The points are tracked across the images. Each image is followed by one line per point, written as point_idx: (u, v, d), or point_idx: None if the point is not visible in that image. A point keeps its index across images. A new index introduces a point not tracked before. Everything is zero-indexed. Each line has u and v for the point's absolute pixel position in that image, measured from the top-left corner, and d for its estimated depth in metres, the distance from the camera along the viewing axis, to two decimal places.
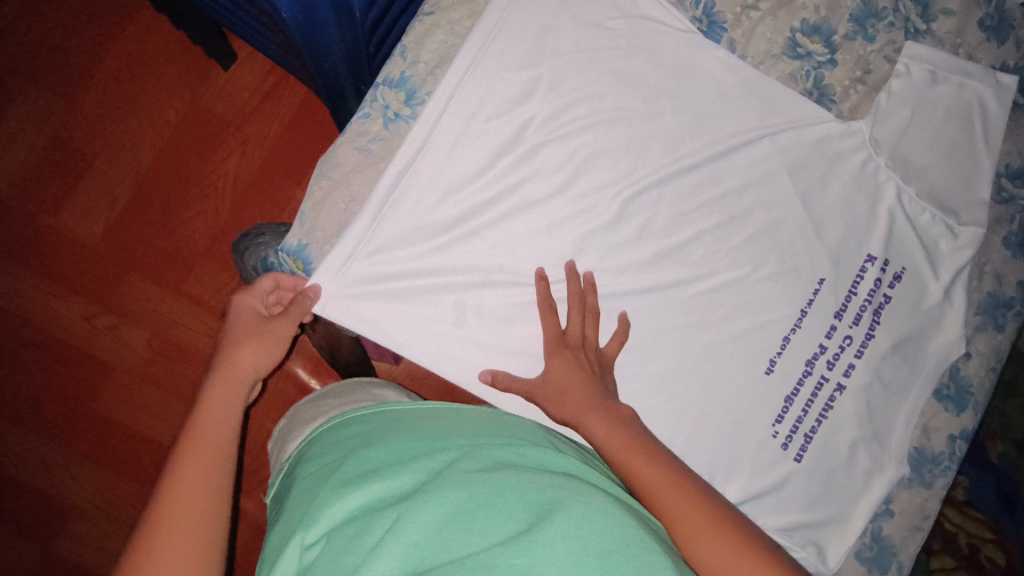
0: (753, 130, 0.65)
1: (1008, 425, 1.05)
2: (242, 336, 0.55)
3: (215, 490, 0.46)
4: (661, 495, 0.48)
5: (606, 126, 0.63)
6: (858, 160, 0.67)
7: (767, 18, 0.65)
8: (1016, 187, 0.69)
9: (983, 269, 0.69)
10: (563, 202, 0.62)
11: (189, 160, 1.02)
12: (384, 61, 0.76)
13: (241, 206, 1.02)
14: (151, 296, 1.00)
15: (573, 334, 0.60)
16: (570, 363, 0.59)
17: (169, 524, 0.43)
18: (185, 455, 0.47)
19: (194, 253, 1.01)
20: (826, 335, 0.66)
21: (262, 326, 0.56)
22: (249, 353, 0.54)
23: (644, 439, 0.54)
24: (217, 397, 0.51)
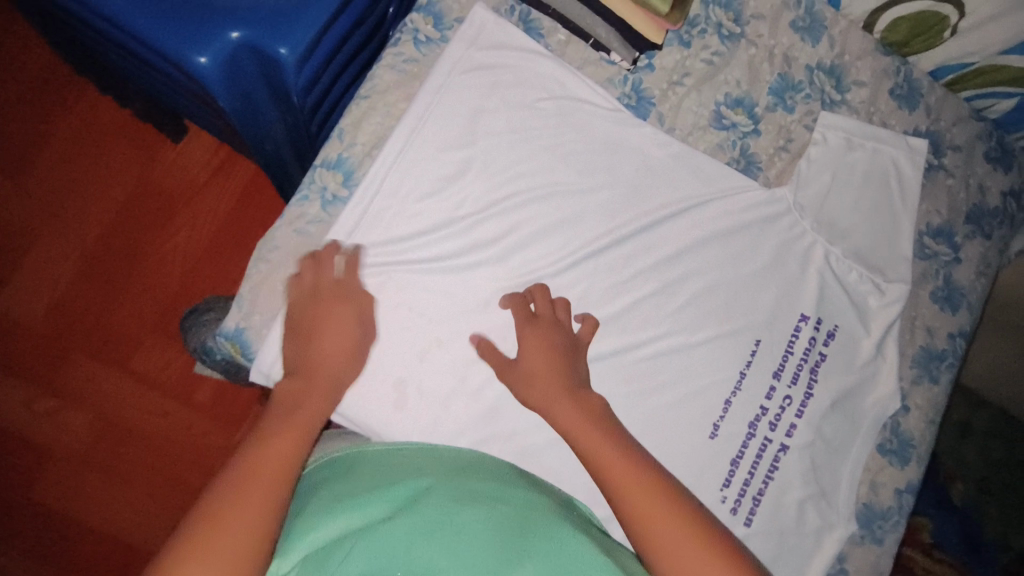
0: (682, 201, 0.68)
1: (963, 467, 1.08)
2: (335, 322, 0.57)
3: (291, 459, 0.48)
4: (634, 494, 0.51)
5: (541, 202, 0.64)
6: (784, 224, 0.70)
7: (692, 93, 0.69)
8: (937, 244, 0.73)
9: (915, 322, 0.72)
10: (504, 275, 0.64)
11: (139, 238, 1.01)
12: (328, 135, 0.78)
13: (193, 279, 1.01)
14: (98, 377, 0.98)
15: (545, 317, 0.62)
16: (542, 343, 0.60)
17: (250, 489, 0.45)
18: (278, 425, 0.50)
19: (140, 331, 0.99)
20: (766, 396, 0.67)
21: (338, 296, 0.58)
22: (333, 358, 0.56)
23: (625, 446, 0.55)
24: (315, 395, 0.54)
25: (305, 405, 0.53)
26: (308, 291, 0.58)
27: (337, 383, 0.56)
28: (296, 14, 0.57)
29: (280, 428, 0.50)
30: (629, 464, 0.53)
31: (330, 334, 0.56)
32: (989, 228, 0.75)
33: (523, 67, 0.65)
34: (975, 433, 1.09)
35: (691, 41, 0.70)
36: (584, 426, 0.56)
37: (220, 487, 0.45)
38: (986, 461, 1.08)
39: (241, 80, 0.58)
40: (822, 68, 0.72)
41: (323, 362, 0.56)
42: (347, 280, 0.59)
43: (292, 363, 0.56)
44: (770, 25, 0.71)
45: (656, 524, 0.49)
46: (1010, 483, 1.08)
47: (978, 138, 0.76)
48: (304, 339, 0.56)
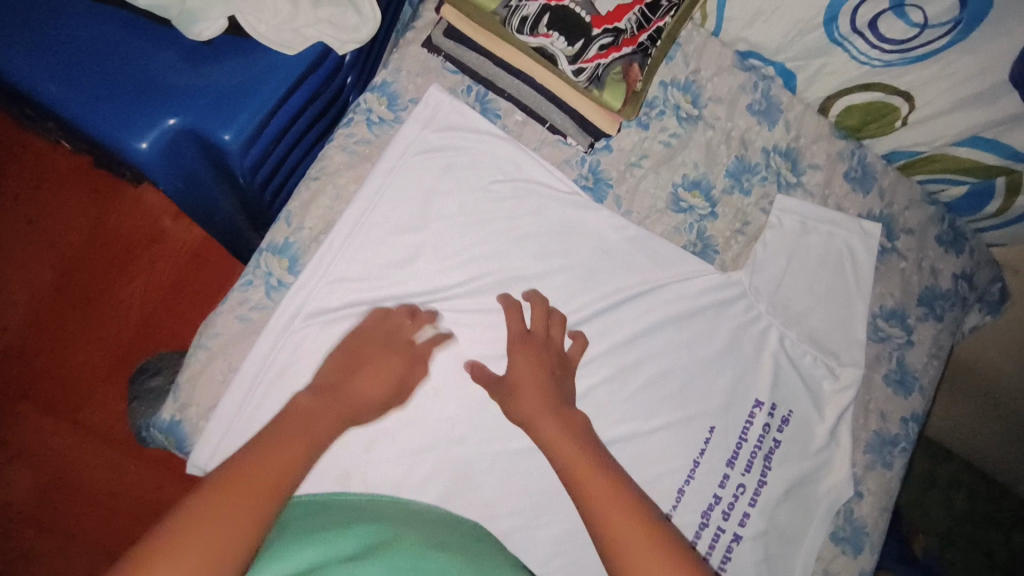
0: (636, 285, 0.67)
1: (927, 520, 1.08)
2: (379, 370, 0.57)
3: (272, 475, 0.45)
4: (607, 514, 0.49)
5: (495, 288, 0.63)
6: (739, 308, 0.70)
7: (649, 175, 0.69)
8: (890, 326, 0.74)
9: (868, 407, 0.72)
10: (456, 364, 0.63)
11: (91, 287, 0.98)
12: (285, 201, 0.76)
13: (144, 328, 0.97)
14: (40, 432, 0.93)
15: (538, 334, 0.62)
16: (532, 362, 0.59)
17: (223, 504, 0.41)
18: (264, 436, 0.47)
19: (87, 382, 0.94)
20: (720, 484, 0.66)
21: (394, 347, 0.58)
22: (376, 393, 0.56)
23: (605, 459, 0.54)
24: (329, 416, 0.52)
25: (320, 425, 0.50)
26: (386, 331, 0.59)
27: (353, 417, 0.54)
28: (241, 98, 0.56)
29: (262, 411, 0.48)
30: (602, 471, 0.52)
31: (367, 380, 0.56)
32: (942, 310, 0.76)
33: (479, 147, 0.64)
34: (940, 485, 1.10)
35: (649, 123, 0.70)
36: (562, 440, 0.55)
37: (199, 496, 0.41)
38: (951, 515, 1.08)
39: (185, 163, 0.57)
40: (779, 150, 0.73)
41: (353, 397, 0.54)
42: (412, 330, 0.60)
43: (323, 382, 0.55)
44: (728, 107, 0.72)
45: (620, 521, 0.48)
46: (973, 537, 1.08)
47: (931, 221, 0.77)
48: (350, 373, 0.56)
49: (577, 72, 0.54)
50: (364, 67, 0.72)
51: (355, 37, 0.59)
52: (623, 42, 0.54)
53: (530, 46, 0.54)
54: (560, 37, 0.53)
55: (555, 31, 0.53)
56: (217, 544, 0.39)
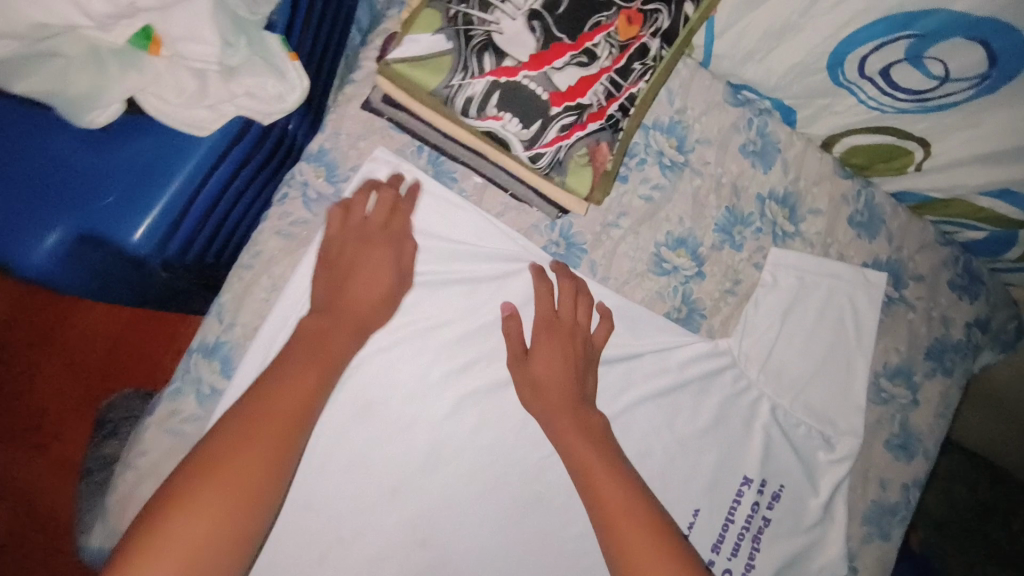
0: (613, 359, 0.61)
1: (924, 513, 1.02)
2: (369, 262, 0.52)
3: (295, 417, 0.44)
4: (624, 523, 0.48)
5: (460, 375, 0.59)
6: (727, 378, 0.64)
7: (628, 236, 0.62)
8: (894, 385, 0.68)
9: (867, 475, 0.67)
10: (415, 452, 0.58)
11: (40, 325, 0.86)
12: (235, 255, 0.65)
13: (109, 370, 0.87)
14: (9, 467, 0.85)
15: (566, 320, 0.57)
16: (557, 351, 0.56)
17: (236, 453, 0.41)
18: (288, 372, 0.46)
19: (56, 426, 0.86)
20: None
21: (370, 233, 0.53)
22: (375, 294, 0.52)
23: (615, 461, 0.52)
24: (340, 332, 0.50)
25: (333, 345, 0.49)
26: (356, 233, 0.53)
27: (366, 326, 0.52)
28: (148, 191, 0.47)
29: (301, 361, 0.47)
30: (615, 480, 0.50)
31: (359, 281, 0.52)
32: (951, 363, 0.70)
33: (427, 213, 0.58)
34: (940, 478, 1.03)
35: (628, 174, 0.62)
36: (575, 440, 0.53)
37: (211, 449, 0.41)
38: (947, 504, 1.02)
39: (94, 263, 0.48)
40: (775, 196, 0.65)
41: (353, 302, 0.52)
42: (377, 217, 0.54)
43: (324, 301, 0.51)
44: (718, 150, 0.64)
45: (636, 541, 0.47)
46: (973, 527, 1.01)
47: (944, 265, 0.69)
48: (342, 281, 0.52)
49: (534, 158, 0.46)
50: (311, 98, 0.61)
51: (279, 108, 0.50)
52: (588, 118, 0.46)
53: (479, 129, 0.46)
54: (512, 118, 0.45)
55: (506, 111, 0.45)
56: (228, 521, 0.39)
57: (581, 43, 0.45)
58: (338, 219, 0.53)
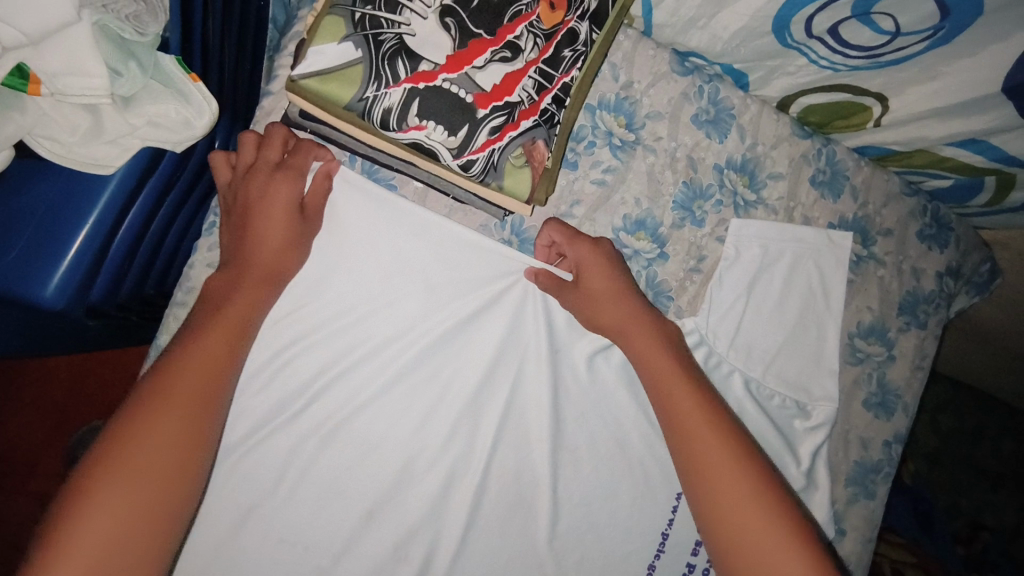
0: (582, 352, 0.59)
1: (914, 445, 1.02)
2: (271, 195, 0.48)
3: (204, 395, 0.41)
4: (703, 450, 0.48)
5: (425, 388, 0.56)
6: (699, 357, 0.62)
7: (584, 224, 0.59)
8: (869, 344, 0.67)
9: (848, 436, 0.66)
10: (381, 473, 0.55)
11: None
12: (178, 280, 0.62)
13: (64, 418, 0.84)
14: None
15: (601, 240, 0.55)
16: (604, 268, 0.54)
17: (137, 442, 0.38)
18: (194, 341, 0.43)
19: (20, 483, 0.81)
20: (693, 552, 0.61)
21: (268, 171, 0.48)
22: (277, 241, 0.48)
23: (702, 386, 0.52)
24: (242, 285, 0.47)
25: (235, 303, 0.46)
26: (249, 171, 0.49)
27: (275, 275, 0.48)
28: (57, 243, 0.43)
29: (205, 324, 0.44)
30: (696, 403, 0.50)
31: (261, 222, 0.48)
32: (925, 316, 0.69)
33: (377, 213, 0.55)
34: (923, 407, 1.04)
35: (577, 159, 0.59)
36: (670, 382, 0.51)
37: (106, 443, 0.38)
38: (936, 433, 1.03)
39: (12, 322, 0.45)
40: (733, 164, 0.62)
41: (255, 254, 0.47)
42: (269, 153, 0.49)
43: (228, 253, 0.48)
44: (669, 123, 0.61)
45: (731, 489, 0.47)
46: (964, 452, 1.02)
47: (911, 216, 0.67)
48: (240, 226, 0.48)
49: (466, 166, 0.42)
50: (235, 108, 0.57)
51: (189, 135, 0.47)
52: (520, 116, 0.43)
53: (403, 142, 0.42)
54: (437, 127, 0.41)
55: (429, 120, 0.41)
56: (132, 521, 0.36)
57: (503, 36, 0.42)
58: (224, 164, 0.50)
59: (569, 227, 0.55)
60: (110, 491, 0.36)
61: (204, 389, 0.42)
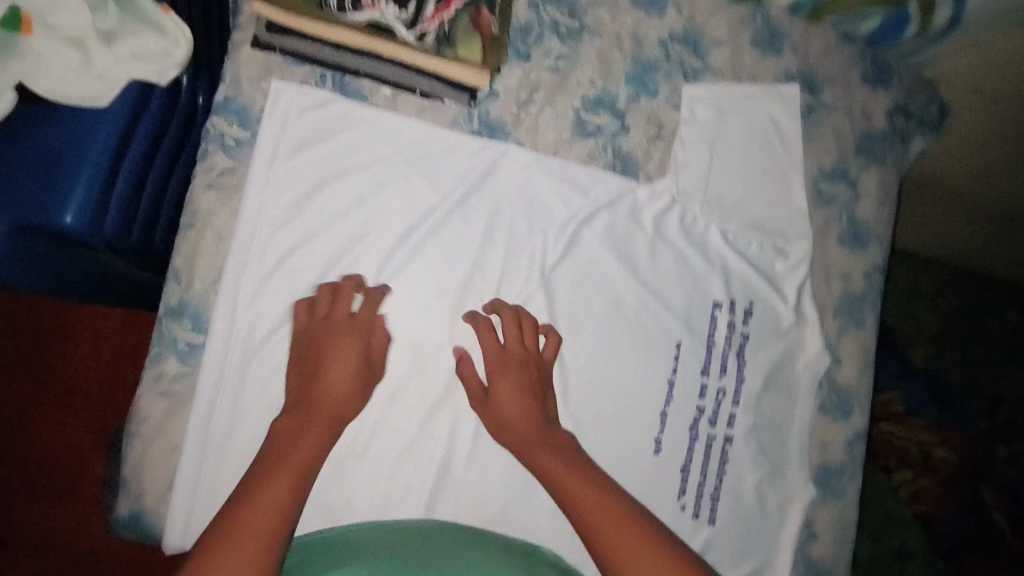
0: (564, 224, 0.64)
1: (920, 329, 1.10)
2: (341, 351, 0.55)
3: (281, 498, 0.46)
4: (589, 516, 0.50)
5: (423, 276, 0.60)
6: (674, 216, 0.66)
7: (546, 109, 0.64)
8: (833, 184, 0.71)
9: (829, 272, 0.70)
10: (399, 357, 0.60)
11: (45, 374, 0.88)
12: None
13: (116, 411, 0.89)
14: (56, 512, 0.86)
15: (515, 349, 0.60)
16: (513, 382, 0.58)
17: (249, 522, 0.43)
18: (273, 477, 0.47)
19: (81, 466, 0.87)
20: (700, 395, 0.66)
21: (298, 343, 0.56)
22: (336, 401, 0.54)
23: (568, 448, 0.56)
24: (311, 424, 0.52)
25: (305, 437, 0.51)
26: (317, 327, 0.56)
27: (340, 415, 0.54)
28: (70, 171, 0.50)
29: (278, 462, 0.49)
30: (581, 475, 0.54)
31: (335, 370, 0.54)
32: (883, 152, 0.72)
33: (352, 133, 0.59)
34: (925, 293, 1.10)
35: (529, 51, 0.64)
36: (559, 470, 0.54)
37: (207, 541, 0.42)
38: (939, 316, 1.10)
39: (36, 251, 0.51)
40: (675, 38, 0.67)
41: (326, 394, 0.54)
42: (343, 305, 0.56)
43: (293, 401, 0.54)
44: (610, 9, 0.66)
45: (636, 556, 0.47)
46: (965, 329, 1.11)
47: (851, 62, 0.72)
48: (307, 386, 0.54)
49: (420, 36, 0.54)
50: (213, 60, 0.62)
51: (169, 62, 0.51)
52: None
53: (364, 24, 0.53)
54: (389, 6, 0.53)
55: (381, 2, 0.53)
56: None
57: None
58: (265, 318, 0.55)
59: (486, 326, 0.60)
60: (250, 521, 0.43)
61: (288, 492, 0.47)
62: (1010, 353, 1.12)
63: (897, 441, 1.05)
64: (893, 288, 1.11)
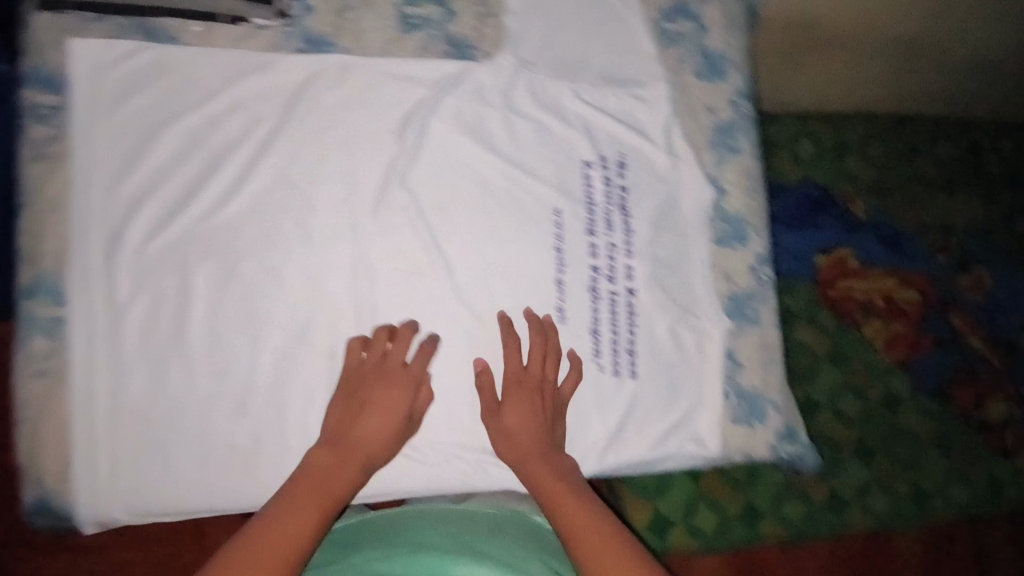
0: (411, 119, 0.63)
1: (857, 181, 1.05)
2: (385, 401, 0.59)
3: (324, 504, 0.53)
4: (575, 520, 0.54)
5: (281, 201, 0.60)
6: (523, 86, 0.66)
7: (366, 12, 0.64)
8: (677, 23, 0.71)
9: (694, 108, 0.70)
10: (279, 284, 0.59)
11: None
12: None
13: None
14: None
15: (533, 373, 0.62)
16: (523, 408, 0.61)
17: (270, 544, 0.47)
18: (325, 467, 0.55)
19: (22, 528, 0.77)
20: (591, 255, 0.66)
21: (354, 381, 0.60)
22: (376, 437, 0.59)
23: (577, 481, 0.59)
24: (348, 463, 0.57)
25: (341, 474, 0.56)
26: (354, 383, 0.60)
27: (374, 458, 0.59)
28: None
29: (327, 465, 0.55)
30: (578, 499, 0.56)
31: (371, 416, 0.58)
32: None
33: (169, 77, 0.58)
34: (851, 145, 1.06)
35: None
36: (548, 477, 0.58)
37: (254, 532, 0.48)
38: (872, 164, 1.07)
39: None
40: None
41: (362, 436, 0.58)
42: (396, 354, 0.60)
43: (333, 432, 0.58)
44: None
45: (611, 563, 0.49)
46: (901, 168, 1.08)
47: None
48: (356, 412, 0.59)
49: None
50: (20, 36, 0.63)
51: None
52: None
53: None
54: None
55: None
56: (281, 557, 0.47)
57: None
58: (357, 349, 0.60)
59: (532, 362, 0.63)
60: (286, 519, 0.50)
61: (325, 499, 0.53)
62: (951, 181, 1.09)
63: (857, 296, 1.00)
64: (819, 147, 1.06)
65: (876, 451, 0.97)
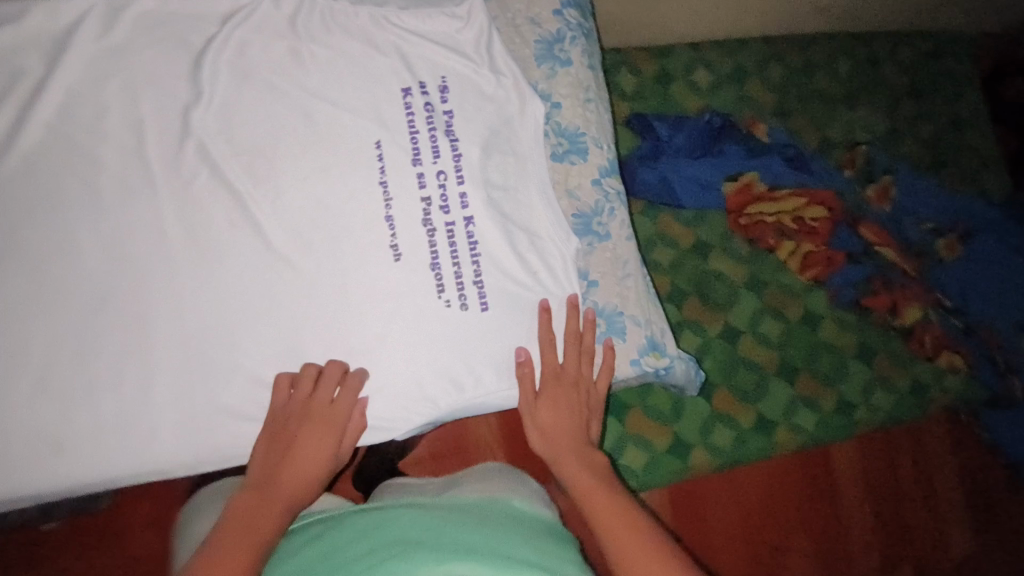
0: (196, 59, 0.59)
1: (757, 105, 1.00)
2: (311, 438, 0.58)
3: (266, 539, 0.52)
4: (610, 518, 0.55)
5: (57, 160, 0.56)
6: (318, 13, 0.62)
7: None
8: None
9: (516, 20, 0.69)
10: (68, 250, 0.55)
11: None
12: None
13: None
14: None
15: (570, 372, 0.63)
16: (563, 406, 0.62)
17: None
18: (262, 506, 0.54)
19: None
20: (420, 185, 0.62)
21: (301, 420, 0.57)
22: (308, 476, 0.58)
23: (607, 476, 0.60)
24: (275, 499, 0.55)
25: (269, 514, 0.54)
26: (286, 416, 0.57)
27: (307, 491, 0.58)
28: None
29: (264, 501, 0.55)
30: (606, 492, 0.57)
31: (299, 456, 0.57)
32: None
33: None
34: (751, 70, 1.01)
35: None
36: (585, 478, 0.59)
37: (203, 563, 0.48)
38: (772, 87, 1.01)
39: None
40: None
41: (294, 474, 0.57)
42: (322, 395, 0.57)
43: (262, 468, 0.57)
44: None
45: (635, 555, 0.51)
46: (806, 91, 1.02)
47: None
48: (280, 457, 0.57)
49: None
50: None
51: None
52: None
53: None
54: None
55: None
56: None
57: None
58: (284, 390, 0.57)
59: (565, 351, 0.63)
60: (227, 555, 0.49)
61: (265, 534, 0.53)
62: (853, 93, 1.03)
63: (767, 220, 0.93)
64: (716, 73, 1.00)
65: (800, 368, 0.95)
